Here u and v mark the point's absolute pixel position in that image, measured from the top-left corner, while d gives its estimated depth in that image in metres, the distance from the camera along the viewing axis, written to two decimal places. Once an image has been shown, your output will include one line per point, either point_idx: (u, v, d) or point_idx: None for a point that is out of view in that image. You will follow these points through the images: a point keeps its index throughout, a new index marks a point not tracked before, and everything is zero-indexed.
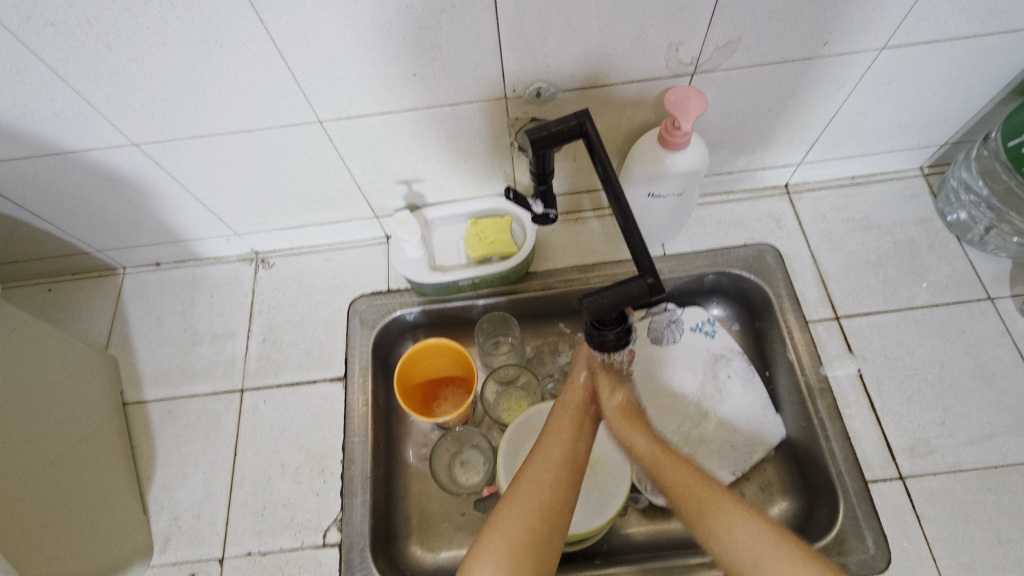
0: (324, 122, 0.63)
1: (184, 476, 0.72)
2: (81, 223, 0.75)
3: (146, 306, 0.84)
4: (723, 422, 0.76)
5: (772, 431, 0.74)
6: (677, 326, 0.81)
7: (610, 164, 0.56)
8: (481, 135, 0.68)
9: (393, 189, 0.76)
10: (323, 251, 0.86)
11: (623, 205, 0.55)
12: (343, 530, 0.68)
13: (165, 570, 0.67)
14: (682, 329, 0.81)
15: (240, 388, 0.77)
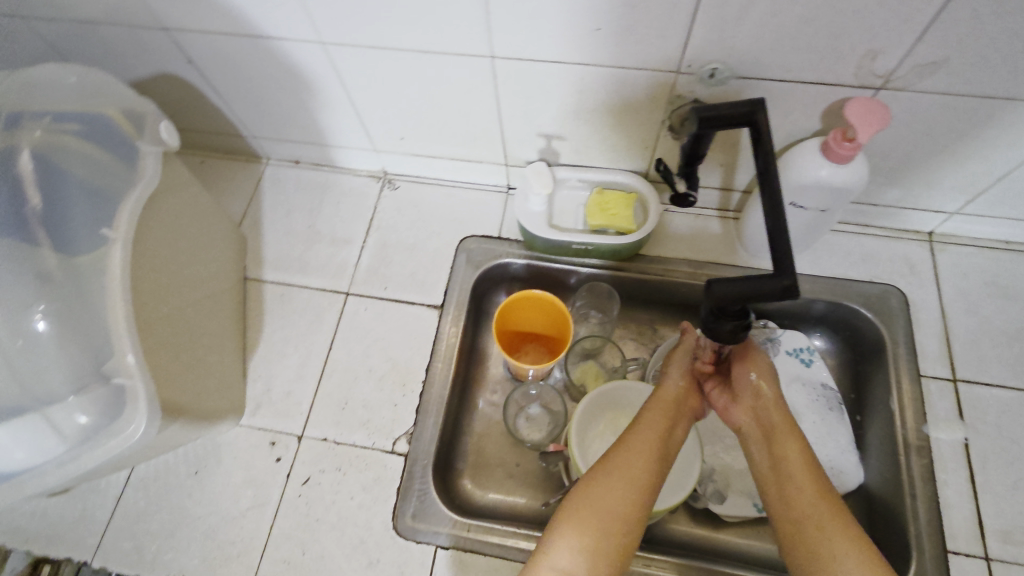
0: (496, 59, 0.64)
1: (282, 355, 0.78)
2: (247, 106, 0.82)
3: (279, 198, 0.90)
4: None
5: (848, 474, 0.72)
6: (774, 344, 0.79)
7: (773, 158, 0.55)
8: (637, 106, 0.68)
9: (533, 141, 0.78)
10: (445, 186, 0.89)
11: (776, 203, 0.54)
12: (411, 444, 0.72)
13: (251, 432, 0.73)
14: (777, 350, 0.79)
15: (346, 291, 0.82)
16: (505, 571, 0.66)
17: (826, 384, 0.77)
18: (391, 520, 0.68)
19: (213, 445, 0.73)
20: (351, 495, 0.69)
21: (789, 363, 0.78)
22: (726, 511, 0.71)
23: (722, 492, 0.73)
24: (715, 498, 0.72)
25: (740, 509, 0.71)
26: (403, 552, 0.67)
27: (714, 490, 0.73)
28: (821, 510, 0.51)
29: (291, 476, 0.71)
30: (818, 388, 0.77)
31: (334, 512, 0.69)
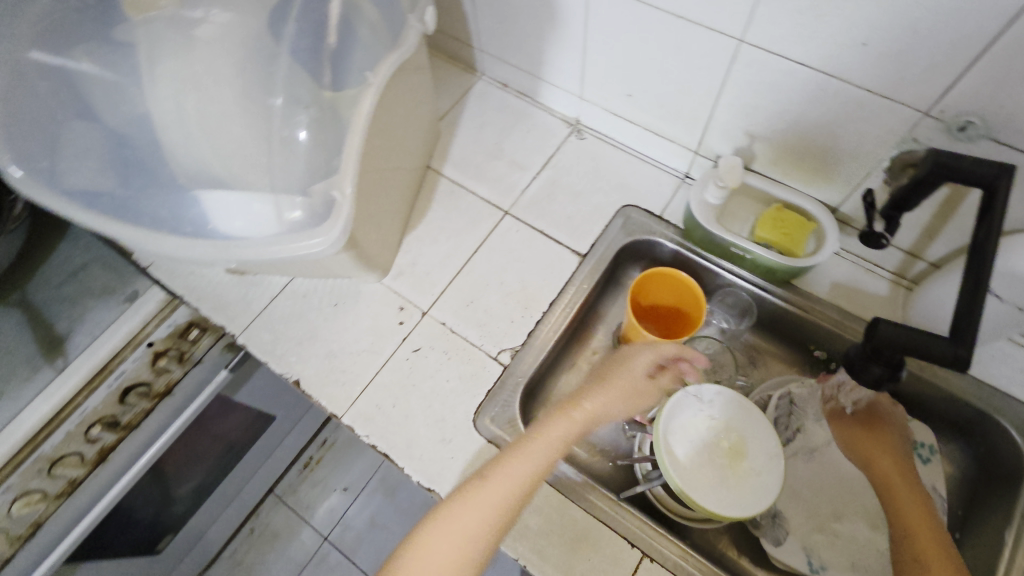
0: (743, 45, 0.65)
1: (434, 240, 0.86)
2: (489, 20, 0.89)
3: (479, 111, 0.98)
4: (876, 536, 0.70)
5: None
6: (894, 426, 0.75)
7: (996, 233, 0.53)
8: (863, 135, 0.66)
9: (736, 137, 0.78)
10: (628, 153, 0.92)
11: (981, 276, 0.54)
12: (513, 359, 0.77)
13: (387, 292, 0.82)
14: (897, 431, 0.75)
15: (506, 209, 0.88)
16: (552, 501, 0.69)
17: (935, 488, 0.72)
18: (473, 413, 0.74)
19: (355, 289, 0.83)
20: (448, 377, 0.76)
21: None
22: (778, 554, 0.69)
23: (781, 536, 0.71)
24: (773, 537, 0.71)
25: (794, 559, 0.69)
26: (472, 442, 0.72)
27: (774, 530, 0.71)
28: None
29: (405, 340, 0.79)
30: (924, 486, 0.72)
31: (429, 385, 0.76)
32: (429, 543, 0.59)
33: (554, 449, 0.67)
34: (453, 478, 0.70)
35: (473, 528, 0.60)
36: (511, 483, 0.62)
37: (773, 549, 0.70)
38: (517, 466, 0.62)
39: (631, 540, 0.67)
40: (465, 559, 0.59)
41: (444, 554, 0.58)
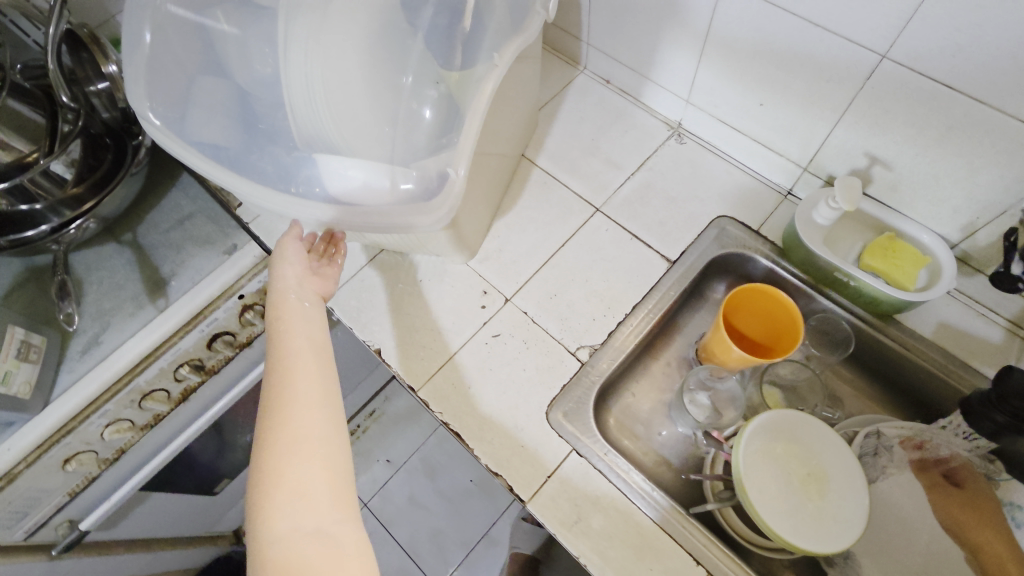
0: (886, 60, 0.62)
1: (522, 229, 0.86)
2: (604, 14, 0.88)
3: (579, 105, 0.97)
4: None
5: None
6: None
7: None
8: (1007, 168, 0.61)
9: (855, 157, 0.74)
10: (729, 162, 0.89)
11: None
12: (592, 356, 0.77)
13: (472, 275, 0.83)
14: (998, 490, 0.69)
15: (597, 207, 0.87)
16: (618, 505, 0.69)
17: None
18: (546, 406, 0.74)
19: (441, 268, 0.84)
20: (525, 367, 0.76)
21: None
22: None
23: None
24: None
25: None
26: (543, 435, 0.72)
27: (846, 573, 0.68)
28: None
29: (486, 325, 0.79)
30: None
31: (505, 371, 0.76)
32: (293, 404, 0.57)
33: (317, 313, 0.67)
34: (521, 466, 0.71)
35: (307, 385, 0.58)
36: (315, 351, 0.62)
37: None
38: (310, 326, 0.65)
39: (697, 558, 0.65)
40: (320, 446, 0.55)
41: (313, 391, 0.58)
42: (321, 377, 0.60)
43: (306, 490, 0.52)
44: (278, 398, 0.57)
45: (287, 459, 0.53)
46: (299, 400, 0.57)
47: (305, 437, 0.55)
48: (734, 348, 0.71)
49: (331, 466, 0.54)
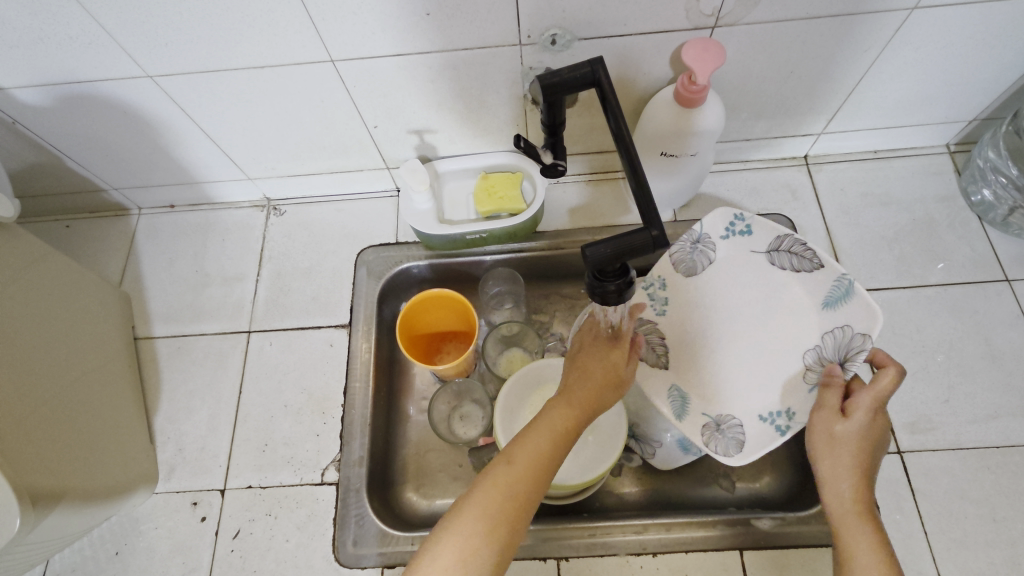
0: (337, 63, 0.61)
1: (190, 410, 0.75)
2: (98, 160, 0.76)
3: (159, 248, 0.85)
4: (808, 354, 0.59)
5: (867, 330, 0.55)
6: None
7: (624, 120, 0.53)
8: (494, 86, 0.66)
9: (405, 139, 0.75)
10: (333, 202, 0.86)
11: (634, 162, 0.52)
12: (341, 470, 0.69)
13: (170, 497, 0.70)
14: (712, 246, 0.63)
15: (247, 329, 0.79)
16: None
17: (790, 239, 0.60)
18: (333, 552, 0.66)
19: (130, 520, 0.69)
20: (286, 536, 0.67)
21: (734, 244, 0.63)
22: (747, 459, 0.56)
23: (742, 438, 0.58)
24: (731, 446, 0.57)
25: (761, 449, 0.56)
26: None
27: (732, 434, 0.58)
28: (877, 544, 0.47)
29: (219, 533, 0.68)
30: (778, 266, 0.61)
31: (271, 558, 0.66)
32: (523, 446, 0.52)
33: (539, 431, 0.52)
34: None
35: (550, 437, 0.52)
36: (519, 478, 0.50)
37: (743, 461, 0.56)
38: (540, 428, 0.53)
39: (543, 555, 0.65)
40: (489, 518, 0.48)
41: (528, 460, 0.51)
42: (554, 471, 0.51)
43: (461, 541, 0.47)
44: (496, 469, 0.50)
45: (482, 519, 0.48)
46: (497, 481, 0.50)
47: (518, 475, 0.50)
48: (431, 368, 0.71)
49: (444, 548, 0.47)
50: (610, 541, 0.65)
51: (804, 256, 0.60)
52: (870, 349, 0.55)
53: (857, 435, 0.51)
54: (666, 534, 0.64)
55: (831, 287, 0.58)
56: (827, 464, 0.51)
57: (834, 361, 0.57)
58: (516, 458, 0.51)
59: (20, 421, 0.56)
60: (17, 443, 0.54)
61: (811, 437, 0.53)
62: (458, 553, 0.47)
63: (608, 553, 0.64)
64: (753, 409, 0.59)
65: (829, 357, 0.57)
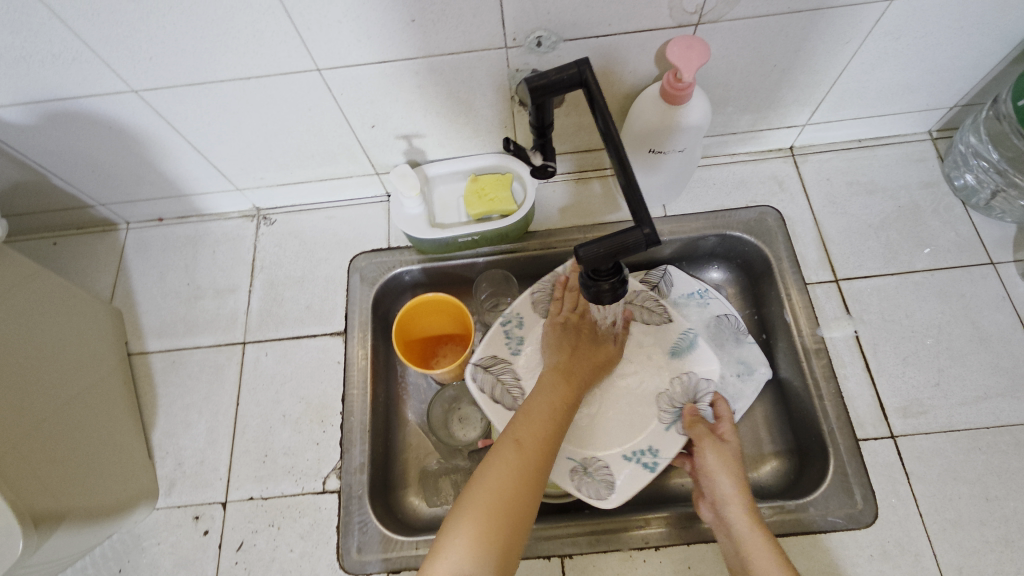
0: (323, 71, 0.61)
1: (187, 424, 0.74)
2: (83, 175, 0.75)
3: (150, 262, 0.84)
4: (660, 398, 0.72)
5: (708, 375, 0.72)
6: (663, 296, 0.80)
7: (612, 118, 0.53)
8: (481, 89, 0.66)
9: (394, 144, 0.74)
10: (323, 209, 0.85)
11: (624, 159, 0.52)
12: (342, 477, 0.69)
13: (171, 512, 0.70)
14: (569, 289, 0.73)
15: (242, 341, 0.78)
16: None
17: (638, 294, 0.76)
18: (337, 560, 0.66)
19: (132, 536, 0.69)
20: (290, 546, 0.67)
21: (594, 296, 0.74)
22: (618, 499, 0.66)
23: (609, 479, 0.68)
24: (602, 488, 0.67)
25: (631, 488, 0.67)
26: None
27: (600, 478, 0.68)
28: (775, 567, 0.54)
29: (222, 545, 0.68)
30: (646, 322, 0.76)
31: (276, 569, 0.66)
32: (534, 407, 0.60)
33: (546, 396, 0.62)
34: None
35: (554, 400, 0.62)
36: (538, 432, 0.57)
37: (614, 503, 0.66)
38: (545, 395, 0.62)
39: (547, 553, 0.65)
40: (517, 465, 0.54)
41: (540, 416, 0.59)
42: (563, 425, 0.60)
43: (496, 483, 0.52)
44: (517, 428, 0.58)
45: (507, 474, 0.53)
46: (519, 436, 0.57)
47: (536, 427, 0.58)
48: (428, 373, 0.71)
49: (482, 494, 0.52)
50: (613, 537, 0.65)
51: (654, 310, 0.76)
52: (712, 393, 0.71)
53: (734, 457, 0.63)
54: (668, 527, 0.65)
55: (678, 338, 0.74)
56: (729, 487, 0.60)
57: (686, 403, 0.71)
58: (530, 416, 0.59)
59: (16, 442, 0.56)
60: (14, 465, 0.54)
61: (711, 467, 0.63)
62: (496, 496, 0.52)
63: (611, 549, 0.65)
64: (617, 449, 0.70)
65: (680, 400, 0.72)
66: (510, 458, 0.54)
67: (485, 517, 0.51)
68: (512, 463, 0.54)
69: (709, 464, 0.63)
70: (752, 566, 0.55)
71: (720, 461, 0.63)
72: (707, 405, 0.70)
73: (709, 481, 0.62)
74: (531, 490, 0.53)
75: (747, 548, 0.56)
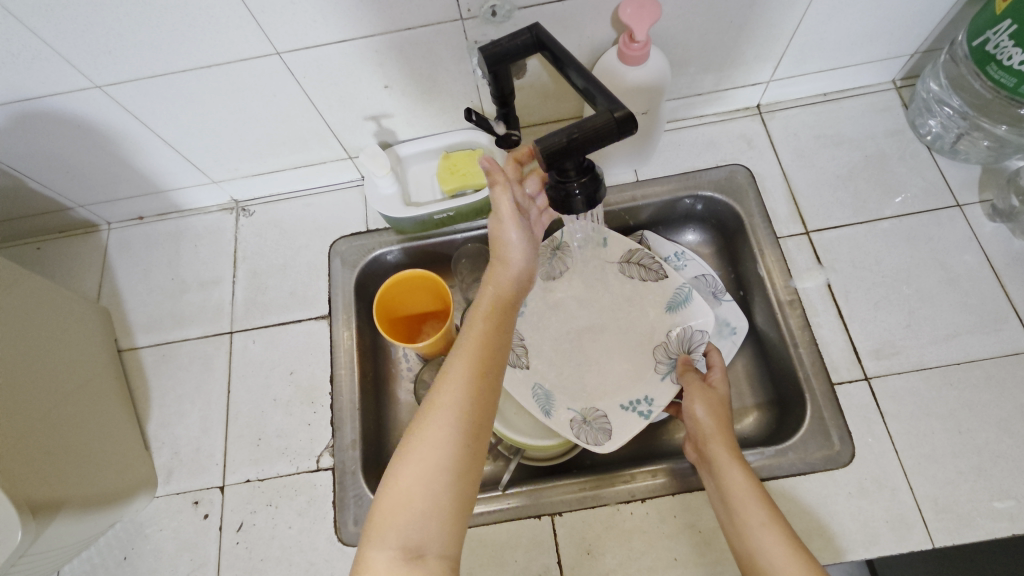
0: (283, 54, 0.62)
1: (181, 414, 0.76)
2: (60, 177, 0.76)
3: (133, 260, 0.85)
4: (659, 350, 0.74)
5: (704, 326, 0.72)
6: None
7: (563, 48, 0.53)
8: (442, 64, 0.67)
9: (363, 126, 0.75)
10: (301, 197, 0.86)
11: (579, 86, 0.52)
12: (335, 455, 0.71)
13: (171, 499, 0.71)
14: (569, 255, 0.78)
15: (229, 330, 0.80)
16: None
17: (636, 253, 0.77)
18: (335, 533, 0.68)
19: (135, 525, 0.71)
20: (289, 523, 0.69)
21: (589, 252, 0.78)
22: (617, 443, 0.69)
23: (607, 427, 0.70)
24: (599, 434, 0.69)
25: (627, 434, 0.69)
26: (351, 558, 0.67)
27: (598, 425, 0.70)
28: (759, 510, 0.55)
29: (223, 527, 0.70)
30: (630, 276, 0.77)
31: (276, 546, 0.68)
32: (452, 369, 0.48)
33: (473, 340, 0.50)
34: None
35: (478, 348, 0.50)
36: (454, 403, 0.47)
37: (612, 445, 0.68)
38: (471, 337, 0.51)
39: (537, 512, 0.67)
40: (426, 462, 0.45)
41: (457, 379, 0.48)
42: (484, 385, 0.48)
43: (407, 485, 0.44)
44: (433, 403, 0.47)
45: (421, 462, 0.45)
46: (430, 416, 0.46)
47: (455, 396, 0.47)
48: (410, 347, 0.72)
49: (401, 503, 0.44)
50: (601, 492, 0.67)
51: (650, 268, 0.76)
52: (706, 342, 0.72)
53: (721, 404, 0.65)
54: (653, 480, 0.67)
55: (673, 294, 0.75)
56: (710, 425, 0.62)
57: (681, 353, 0.72)
58: (444, 380, 0.48)
59: (14, 437, 0.58)
60: (10, 457, 0.56)
61: (698, 412, 0.64)
62: (406, 506, 0.44)
63: (598, 504, 0.67)
64: (615, 399, 0.72)
65: (676, 352, 0.72)
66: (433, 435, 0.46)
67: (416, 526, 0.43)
68: (427, 464, 0.45)
69: (694, 411, 0.64)
70: (741, 518, 0.55)
71: (701, 412, 0.64)
72: (701, 355, 0.71)
73: (694, 423, 0.64)
74: (467, 472, 0.46)
75: (731, 493, 0.57)
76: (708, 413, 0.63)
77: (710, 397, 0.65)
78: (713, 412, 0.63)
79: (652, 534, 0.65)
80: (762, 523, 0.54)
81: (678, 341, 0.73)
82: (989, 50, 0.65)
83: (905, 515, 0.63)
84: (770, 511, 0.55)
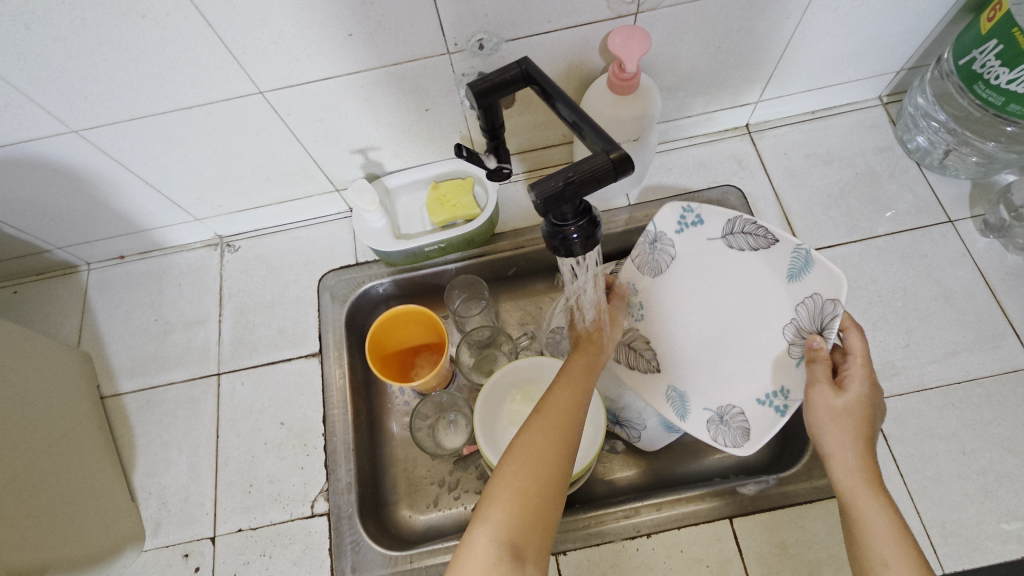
0: (266, 93, 0.60)
1: (168, 461, 0.73)
2: (36, 221, 0.73)
3: (114, 301, 0.82)
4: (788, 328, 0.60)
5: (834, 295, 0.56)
6: None
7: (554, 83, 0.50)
8: (430, 97, 0.66)
9: (350, 159, 0.74)
10: (288, 230, 0.85)
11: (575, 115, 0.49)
12: (330, 499, 0.69)
13: (159, 553, 0.69)
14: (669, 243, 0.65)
15: (216, 372, 0.77)
16: None
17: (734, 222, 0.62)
18: None
19: None
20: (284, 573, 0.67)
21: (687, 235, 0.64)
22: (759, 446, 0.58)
23: (747, 426, 0.60)
24: (738, 436, 0.60)
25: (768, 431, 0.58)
26: None
27: (738, 425, 0.60)
28: (888, 546, 0.47)
29: None
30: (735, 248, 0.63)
31: None
32: (546, 410, 0.52)
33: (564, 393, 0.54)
34: None
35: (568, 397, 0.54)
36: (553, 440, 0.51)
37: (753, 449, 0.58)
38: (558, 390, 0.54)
39: None
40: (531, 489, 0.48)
41: (553, 418, 0.51)
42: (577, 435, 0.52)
43: (507, 504, 0.47)
44: (533, 432, 0.51)
45: (524, 479, 0.48)
46: (528, 442, 0.50)
47: (551, 437, 0.50)
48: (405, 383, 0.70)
49: (509, 513, 0.47)
50: (605, 529, 0.66)
51: (755, 234, 0.61)
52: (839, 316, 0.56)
53: (859, 398, 0.54)
54: (658, 514, 0.65)
55: (790, 259, 0.59)
56: (840, 427, 0.53)
57: (811, 330, 0.58)
58: (539, 417, 0.52)
59: None
60: None
61: (828, 407, 0.54)
62: (506, 522, 0.47)
63: (604, 542, 0.65)
64: (750, 393, 0.61)
65: (808, 329, 0.58)
66: (536, 461, 0.49)
67: (510, 519, 0.47)
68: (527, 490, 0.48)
69: (825, 405, 0.54)
70: (866, 549, 0.48)
71: (835, 408, 0.54)
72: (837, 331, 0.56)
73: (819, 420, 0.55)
74: (554, 504, 0.49)
75: (857, 519, 0.50)
76: (844, 412, 0.53)
77: (847, 391, 0.54)
78: (846, 411, 0.53)
79: (659, 571, 0.64)
80: (886, 563, 0.47)
81: (808, 315, 0.58)
82: (975, 69, 0.65)
83: (914, 540, 0.62)
84: (902, 549, 0.47)
